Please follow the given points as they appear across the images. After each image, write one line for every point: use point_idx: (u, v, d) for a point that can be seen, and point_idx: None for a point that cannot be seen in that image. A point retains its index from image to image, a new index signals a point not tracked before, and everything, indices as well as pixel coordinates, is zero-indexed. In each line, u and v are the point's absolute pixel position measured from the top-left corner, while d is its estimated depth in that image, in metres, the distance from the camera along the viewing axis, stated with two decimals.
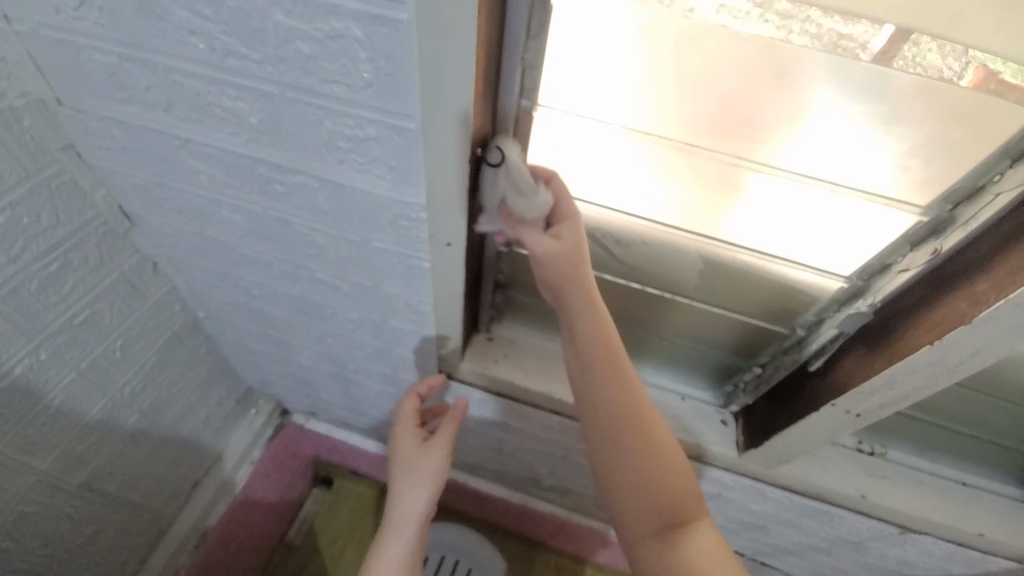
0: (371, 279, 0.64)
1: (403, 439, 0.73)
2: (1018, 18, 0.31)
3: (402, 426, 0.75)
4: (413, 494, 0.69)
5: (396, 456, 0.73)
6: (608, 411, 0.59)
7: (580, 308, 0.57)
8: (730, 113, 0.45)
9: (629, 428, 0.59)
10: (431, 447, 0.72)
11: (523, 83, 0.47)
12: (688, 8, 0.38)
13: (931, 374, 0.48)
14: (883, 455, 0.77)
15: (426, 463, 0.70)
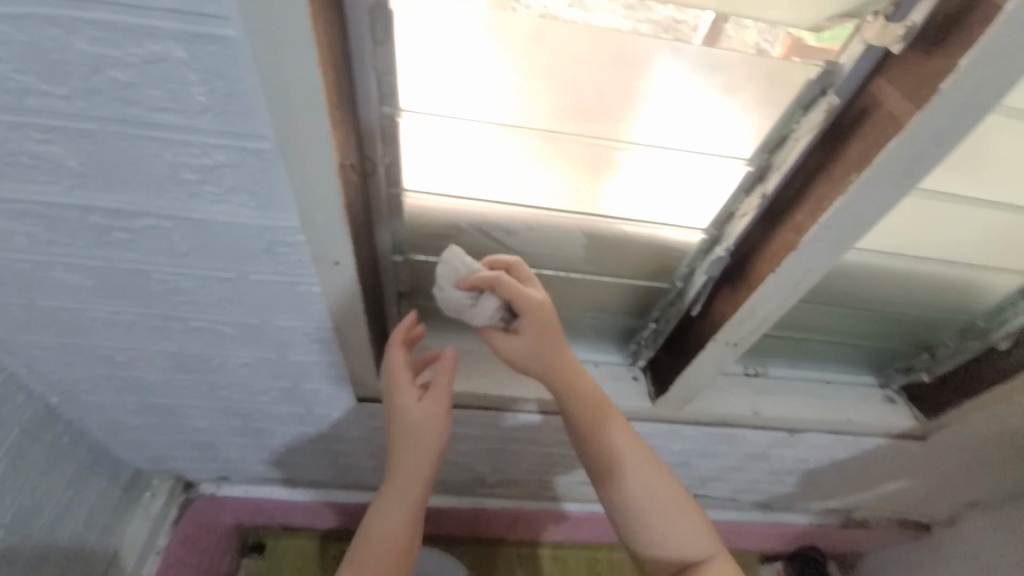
0: (258, 316, 0.59)
1: (398, 409, 0.64)
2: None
3: (394, 380, 0.64)
4: (405, 479, 0.65)
5: (394, 414, 0.64)
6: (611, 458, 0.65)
7: (567, 369, 0.64)
8: (583, 97, 0.49)
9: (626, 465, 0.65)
10: (432, 406, 0.64)
11: (381, 89, 0.46)
12: (543, 11, 0.42)
13: (779, 298, 0.57)
14: (765, 373, 0.89)
15: (428, 424, 0.64)
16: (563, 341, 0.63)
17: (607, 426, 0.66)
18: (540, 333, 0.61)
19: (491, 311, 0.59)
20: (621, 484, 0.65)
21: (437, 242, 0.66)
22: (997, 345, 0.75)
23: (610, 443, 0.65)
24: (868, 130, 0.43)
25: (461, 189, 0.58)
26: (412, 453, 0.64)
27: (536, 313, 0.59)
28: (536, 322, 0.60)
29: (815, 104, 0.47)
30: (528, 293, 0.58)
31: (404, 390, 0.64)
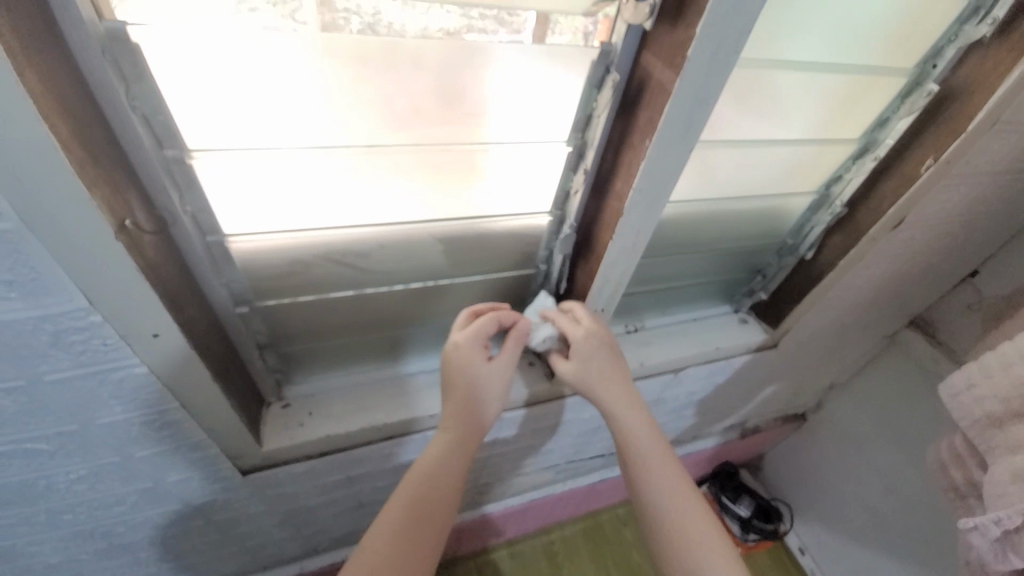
0: (79, 417, 0.50)
1: (462, 364, 0.64)
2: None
3: (465, 338, 0.65)
4: (445, 450, 0.62)
5: (456, 372, 0.64)
6: (638, 440, 0.65)
7: (604, 357, 0.68)
8: (396, 110, 0.48)
9: (647, 451, 0.65)
10: (499, 368, 0.67)
11: (155, 131, 0.41)
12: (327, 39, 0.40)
13: (624, 259, 0.63)
14: (643, 326, 0.97)
15: (494, 384, 0.66)
16: (609, 373, 0.68)
17: (651, 448, 0.65)
18: (584, 365, 0.68)
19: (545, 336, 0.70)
20: (661, 501, 0.62)
21: (286, 283, 0.61)
22: (805, 256, 0.92)
23: (644, 448, 0.65)
24: (649, 100, 0.49)
25: (293, 224, 0.55)
26: (472, 409, 0.65)
27: (581, 349, 0.67)
28: (577, 355, 0.68)
29: (605, 82, 0.51)
30: (579, 325, 0.67)
31: (469, 355, 0.65)
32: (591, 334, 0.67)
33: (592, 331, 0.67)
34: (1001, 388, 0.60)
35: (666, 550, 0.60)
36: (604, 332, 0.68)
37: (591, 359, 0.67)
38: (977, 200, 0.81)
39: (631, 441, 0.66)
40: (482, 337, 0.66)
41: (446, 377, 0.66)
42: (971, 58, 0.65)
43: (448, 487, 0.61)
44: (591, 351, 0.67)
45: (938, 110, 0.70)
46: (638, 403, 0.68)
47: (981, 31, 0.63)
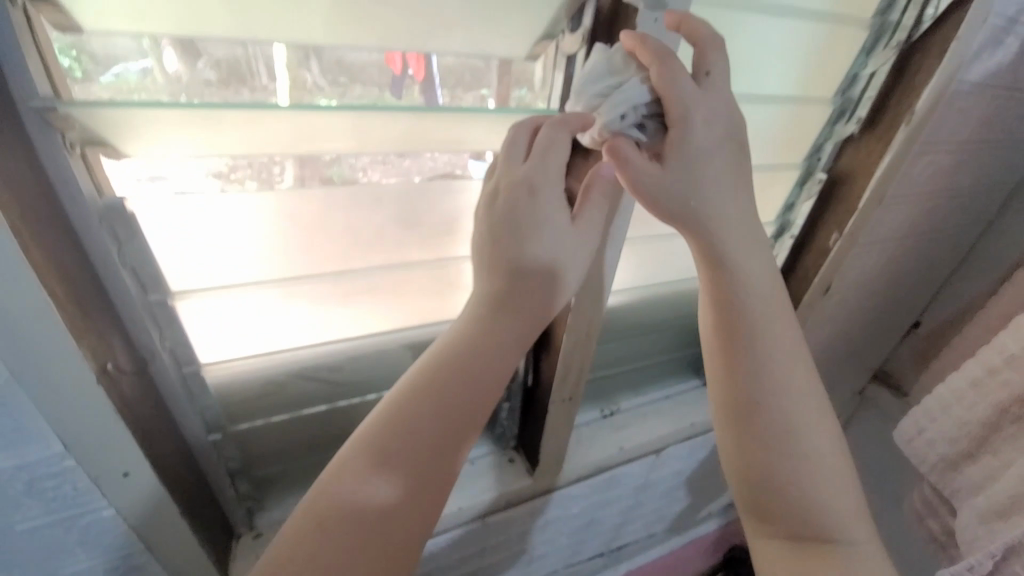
0: (39, 570, 0.48)
1: (515, 204, 0.44)
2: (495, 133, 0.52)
3: (513, 166, 0.45)
4: (482, 364, 0.45)
5: (508, 207, 0.45)
6: (778, 352, 0.51)
7: (748, 227, 0.50)
8: (359, 238, 0.55)
9: (785, 364, 0.52)
10: (586, 223, 0.46)
11: (142, 282, 0.46)
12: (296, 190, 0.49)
13: (580, 348, 0.67)
14: (618, 410, 0.99)
15: (570, 242, 0.46)
16: (731, 207, 0.48)
17: (789, 361, 0.52)
18: (700, 171, 0.45)
19: (636, 99, 0.43)
20: (792, 421, 0.51)
21: (260, 404, 0.63)
22: None
23: (783, 361, 0.51)
24: None
25: (266, 346, 0.58)
26: (529, 288, 0.46)
27: (705, 141, 0.44)
28: (699, 147, 0.44)
29: None
30: (710, 95, 0.44)
31: (523, 190, 0.44)
32: (724, 124, 0.45)
33: (725, 122, 0.45)
34: (947, 431, 0.65)
35: (765, 448, 0.51)
36: (739, 132, 0.46)
37: (726, 214, 0.47)
38: (891, 262, 0.92)
39: (773, 349, 0.51)
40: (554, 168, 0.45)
41: (493, 237, 0.46)
42: (847, 149, 0.78)
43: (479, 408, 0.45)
44: (721, 155, 0.46)
45: (834, 192, 0.81)
46: (784, 307, 0.52)
47: (850, 128, 0.76)
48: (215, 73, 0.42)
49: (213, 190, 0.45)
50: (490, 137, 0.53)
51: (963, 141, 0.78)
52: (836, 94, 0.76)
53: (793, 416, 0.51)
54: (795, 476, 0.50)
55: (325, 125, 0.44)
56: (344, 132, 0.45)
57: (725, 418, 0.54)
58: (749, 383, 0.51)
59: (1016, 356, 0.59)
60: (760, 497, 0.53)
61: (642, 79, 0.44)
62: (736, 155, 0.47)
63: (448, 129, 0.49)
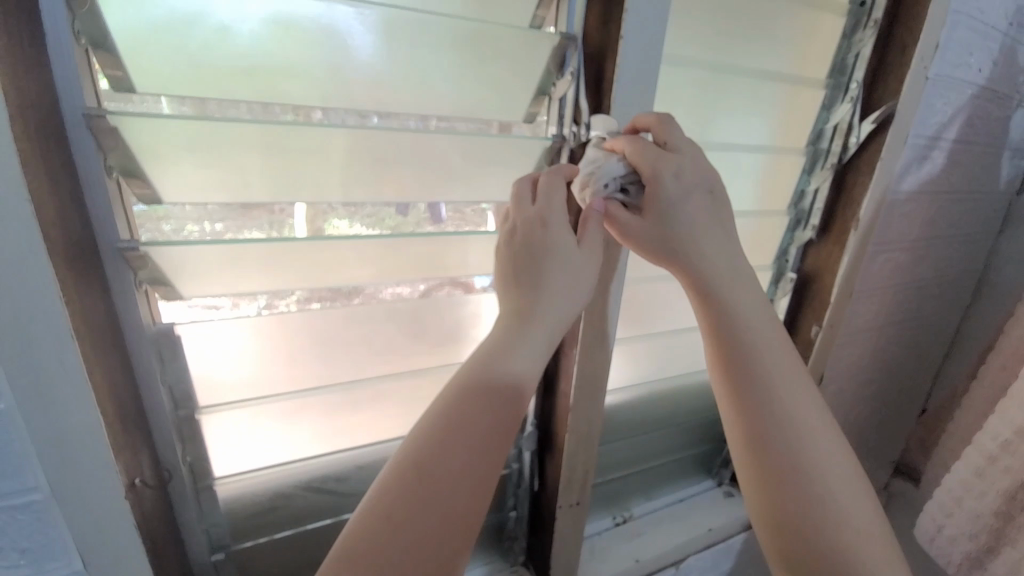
0: None
1: (525, 232, 0.47)
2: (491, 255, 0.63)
3: (526, 204, 0.49)
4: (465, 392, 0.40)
5: (520, 238, 0.47)
6: (780, 377, 0.46)
7: (727, 256, 0.49)
8: (373, 348, 0.61)
9: (790, 390, 0.45)
10: (590, 250, 0.48)
11: (175, 397, 0.51)
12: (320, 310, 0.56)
13: (583, 447, 0.68)
14: (632, 515, 0.95)
15: (575, 269, 0.46)
16: (709, 237, 0.49)
17: (796, 389, 0.46)
18: (674, 212, 0.48)
19: (614, 172, 0.49)
20: (806, 454, 0.43)
21: (267, 519, 0.63)
22: None
23: (789, 389, 0.45)
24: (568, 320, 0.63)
25: (279, 457, 0.60)
26: (546, 297, 0.45)
27: (678, 191, 0.48)
28: (673, 196, 0.48)
29: None
30: (679, 154, 0.49)
31: (533, 224, 0.47)
32: (694, 171, 0.48)
33: (694, 171, 0.49)
34: (965, 525, 0.64)
35: (786, 491, 0.43)
36: (708, 172, 0.49)
37: (700, 243, 0.48)
38: (879, 351, 0.95)
39: (773, 374, 0.46)
40: (558, 203, 0.48)
41: (507, 264, 0.48)
42: (810, 252, 0.87)
43: (468, 440, 0.39)
44: (695, 197, 0.48)
45: (807, 289, 0.89)
46: (783, 336, 0.48)
47: (807, 233, 0.86)
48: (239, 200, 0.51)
49: (226, 306, 0.52)
50: (484, 257, 0.63)
51: (913, 240, 0.86)
52: (790, 207, 0.88)
53: (808, 450, 0.43)
54: (821, 521, 0.41)
55: (348, 251, 0.54)
56: (376, 251, 0.55)
57: (741, 457, 0.47)
58: (750, 414, 0.46)
59: (1011, 441, 0.59)
60: (796, 552, 0.43)
61: (618, 158, 0.50)
62: (706, 193, 0.49)
63: (451, 250, 0.60)
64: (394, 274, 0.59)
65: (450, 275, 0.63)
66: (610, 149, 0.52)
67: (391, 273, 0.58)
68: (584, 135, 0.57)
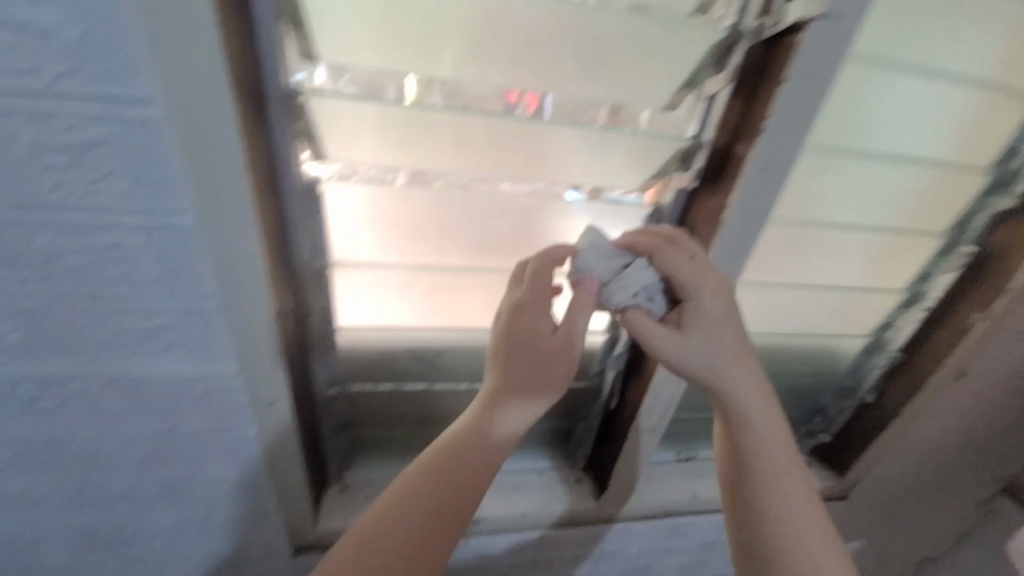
0: (187, 470, 0.58)
1: (512, 317, 0.55)
2: (622, 171, 0.57)
3: (524, 289, 0.55)
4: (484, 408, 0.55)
5: (507, 318, 0.55)
6: (764, 431, 0.55)
7: (730, 334, 0.55)
8: (486, 237, 0.62)
9: (768, 445, 0.55)
10: (567, 344, 0.54)
11: (314, 249, 0.56)
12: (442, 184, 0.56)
13: (673, 380, 0.67)
14: (695, 456, 0.94)
15: (566, 347, 0.54)
16: (734, 365, 0.55)
17: (770, 445, 0.55)
18: (699, 314, 0.54)
19: (642, 281, 0.53)
20: (770, 501, 0.53)
21: (373, 371, 0.71)
22: (866, 399, 0.90)
23: (763, 446, 0.55)
24: None
25: (390, 321, 0.67)
26: (541, 360, 0.54)
27: (701, 308, 0.54)
28: (699, 303, 0.54)
29: None
30: (703, 269, 0.54)
31: (540, 311, 0.55)
32: (718, 283, 0.54)
33: (720, 279, 0.55)
34: None
35: (748, 520, 0.53)
36: (720, 275, 0.55)
37: (710, 326, 0.54)
38: None
39: (751, 433, 0.55)
40: (552, 292, 0.56)
41: (501, 339, 0.55)
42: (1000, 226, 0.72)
43: (484, 446, 0.53)
44: (718, 297, 0.54)
45: (978, 270, 0.75)
46: (767, 398, 0.56)
47: (1004, 202, 0.71)
48: (354, 88, 0.48)
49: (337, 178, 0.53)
50: (618, 166, 0.57)
51: None
52: (992, 166, 0.70)
53: (770, 498, 0.53)
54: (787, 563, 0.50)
55: (490, 123, 0.51)
56: (515, 128, 0.52)
57: (726, 486, 0.57)
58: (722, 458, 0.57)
59: None
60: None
61: (645, 261, 0.54)
62: (720, 291, 0.54)
63: (581, 154, 0.55)
64: (514, 175, 0.56)
65: (571, 178, 0.57)
66: (622, 249, 0.56)
67: (510, 170, 0.56)
68: (767, 28, 0.47)
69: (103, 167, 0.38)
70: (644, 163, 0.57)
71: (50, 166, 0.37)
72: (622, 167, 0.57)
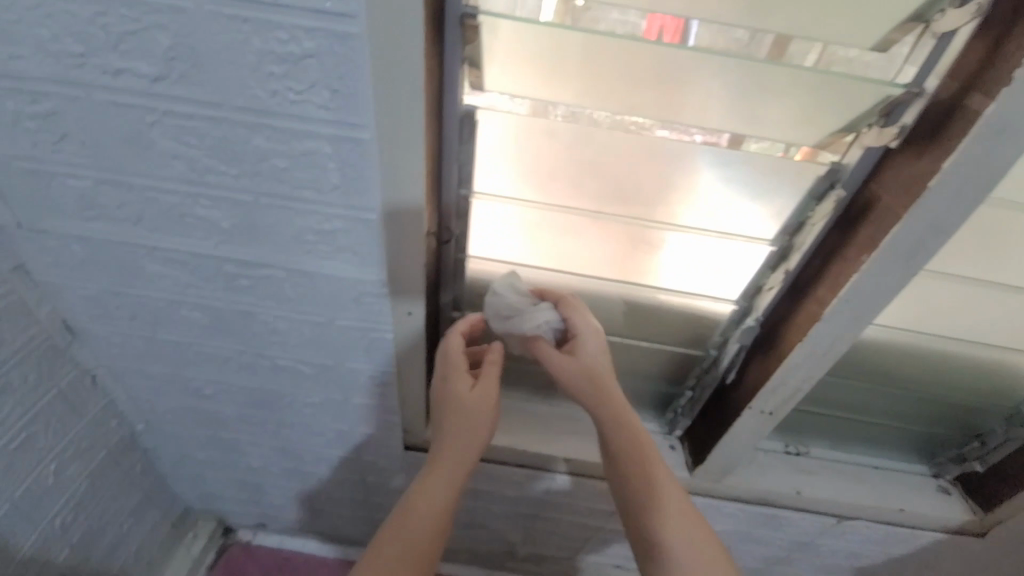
0: (335, 358, 0.68)
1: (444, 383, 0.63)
2: (800, 119, 0.50)
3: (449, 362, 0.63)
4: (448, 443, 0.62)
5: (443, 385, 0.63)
6: (641, 478, 0.60)
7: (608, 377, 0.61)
8: (627, 185, 0.59)
9: (651, 487, 0.60)
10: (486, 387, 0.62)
11: (460, 176, 0.59)
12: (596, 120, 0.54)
13: (811, 365, 0.61)
14: (807, 453, 0.87)
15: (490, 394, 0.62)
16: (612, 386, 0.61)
17: (651, 485, 0.60)
18: (586, 353, 0.61)
19: (543, 322, 0.61)
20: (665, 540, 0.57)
21: None
22: None
23: (644, 486, 0.60)
24: (874, 219, 0.50)
25: (517, 256, 0.69)
26: (463, 410, 0.61)
27: (582, 342, 0.61)
28: (581, 343, 0.61)
29: (825, 196, 0.55)
30: (581, 315, 0.62)
31: (459, 371, 0.63)
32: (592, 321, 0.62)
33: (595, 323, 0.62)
34: None
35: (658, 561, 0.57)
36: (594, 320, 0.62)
37: (596, 374, 0.61)
38: None
39: (635, 473, 0.61)
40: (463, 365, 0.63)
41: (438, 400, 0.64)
42: None
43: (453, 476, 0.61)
44: (596, 340, 0.61)
45: None
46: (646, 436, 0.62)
47: None
48: None
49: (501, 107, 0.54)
50: (793, 114, 0.50)
51: None
52: None
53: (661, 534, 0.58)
54: None
55: (667, 55, 0.46)
56: (696, 62, 0.46)
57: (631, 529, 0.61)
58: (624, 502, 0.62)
59: None
60: None
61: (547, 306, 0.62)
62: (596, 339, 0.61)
63: (761, 97, 0.49)
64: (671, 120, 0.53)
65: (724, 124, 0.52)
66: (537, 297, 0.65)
67: (668, 112, 0.52)
68: None
69: (312, 78, 0.42)
70: (835, 114, 0.49)
71: (271, 74, 0.43)
72: (800, 114, 0.50)
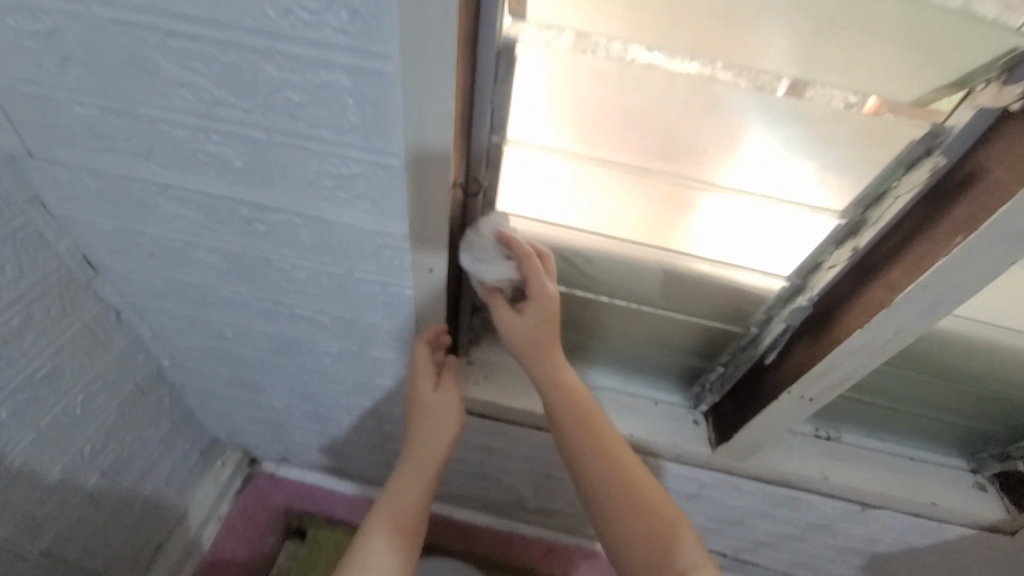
0: (353, 310, 0.65)
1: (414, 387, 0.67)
2: (893, 68, 0.42)
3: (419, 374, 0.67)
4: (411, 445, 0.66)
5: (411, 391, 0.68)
6: (582, 441, 0.62)
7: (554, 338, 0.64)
8: (681, 140, 0.52)
9: (594, 448, 0.61)
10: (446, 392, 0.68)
11: (493, 122, 0.53)
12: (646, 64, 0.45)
13: (867, 355, 0.55)
14: (839, 439, 0.83)
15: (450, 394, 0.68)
16: (554, 347, 0.64)
17: (590, 444, 0.62)
18: (538, 313, 0.61)
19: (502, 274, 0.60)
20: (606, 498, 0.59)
21: None
22: None
23: (586, 446, 0.62)
24: (978, 195, 0.43)
25: (549, 215, 0.64)
26: (426, 407, 0.67)
27: (536, 300, 0.60)
28: (534, 304, 0.60)
29: (919, 163, 0.47)
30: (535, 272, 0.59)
31: (425, 375, 0.67)
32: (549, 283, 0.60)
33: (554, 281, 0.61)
34: None
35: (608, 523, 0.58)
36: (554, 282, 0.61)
37: (546, 332, 0.63)
38: None
39: (576, 434, 0.62)
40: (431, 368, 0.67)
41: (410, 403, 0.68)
42: None
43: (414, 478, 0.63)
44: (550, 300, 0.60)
45: None
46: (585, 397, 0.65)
47: None
48: None
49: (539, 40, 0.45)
50: (883, 60, 0.41)
51: None
52: None
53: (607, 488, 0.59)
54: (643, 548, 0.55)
55: None
56: None
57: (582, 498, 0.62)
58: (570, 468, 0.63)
59: None
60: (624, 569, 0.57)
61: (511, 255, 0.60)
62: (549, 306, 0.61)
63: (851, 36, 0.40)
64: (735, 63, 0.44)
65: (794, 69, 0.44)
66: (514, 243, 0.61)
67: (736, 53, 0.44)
68: None
69: None
70: (941, 62, 0.40)
71: None
72: (893, 60, 0.41)
